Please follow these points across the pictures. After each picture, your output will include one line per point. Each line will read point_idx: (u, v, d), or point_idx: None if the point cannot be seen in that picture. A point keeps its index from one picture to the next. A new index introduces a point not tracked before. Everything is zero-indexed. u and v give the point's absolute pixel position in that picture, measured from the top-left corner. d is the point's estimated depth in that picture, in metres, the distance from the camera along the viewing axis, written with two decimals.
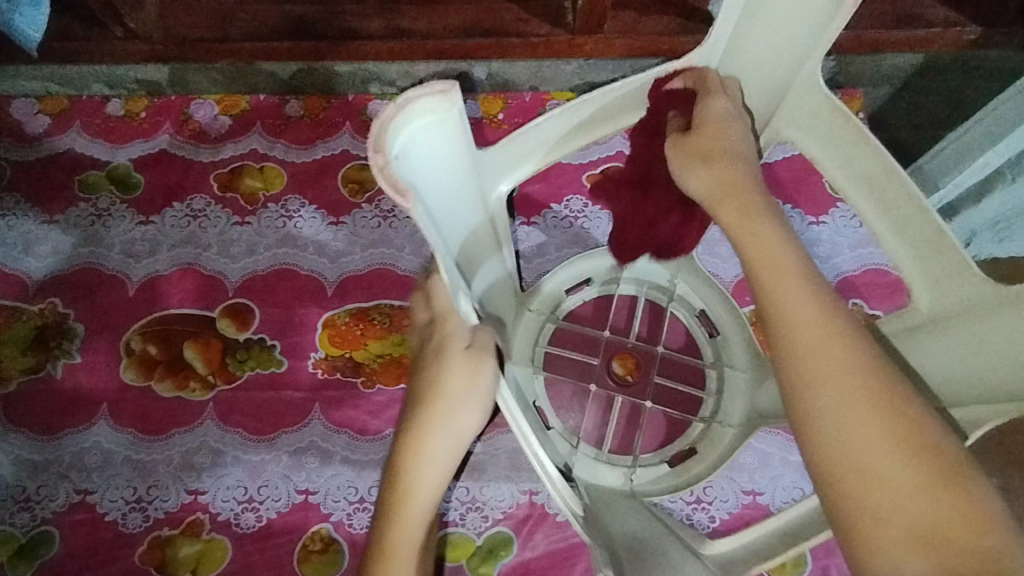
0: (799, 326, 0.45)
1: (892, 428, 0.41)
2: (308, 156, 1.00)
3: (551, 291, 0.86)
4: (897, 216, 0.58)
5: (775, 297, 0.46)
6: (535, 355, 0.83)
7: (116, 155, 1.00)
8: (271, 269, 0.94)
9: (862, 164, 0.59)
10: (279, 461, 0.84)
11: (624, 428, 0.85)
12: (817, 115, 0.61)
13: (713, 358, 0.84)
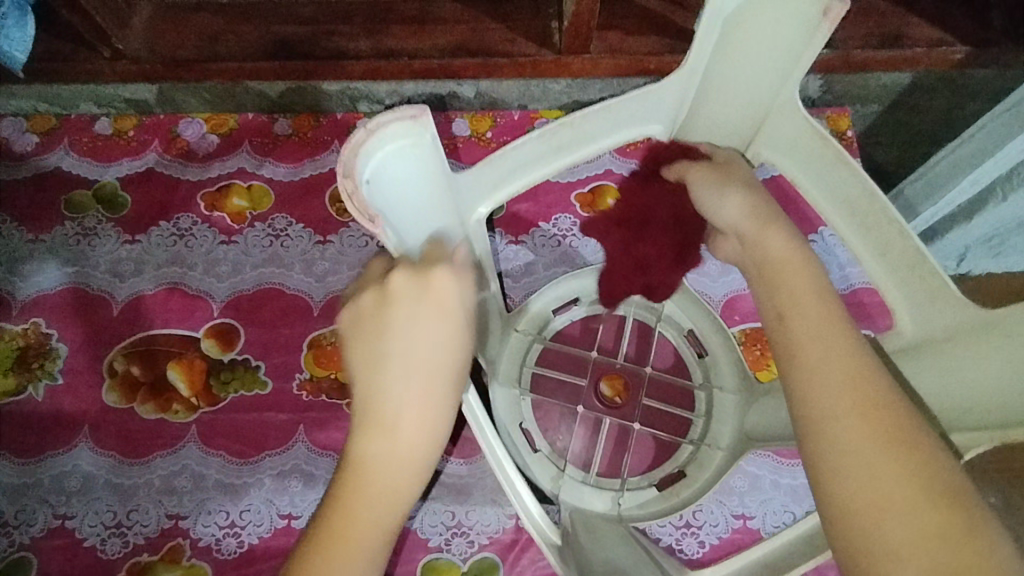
0: (808, 346, 0.47)
1: (894, 448, 0.42)
2: (295, 175, 0.99)
3: (538, 310, 0.86)
4: (879, 240, 0.60)
5: (786, 320, 0.49)
6: (522, 376, 0.83)
7: (103, 174, 1.00)
8: (257, 288, 0.93)
9: (843, 189, 0.60)
10: (262, 485, 0.83)
11: (613, 448, 0.83)
12: (798, 139, 0.64)
13: (703, 379, 0.83)
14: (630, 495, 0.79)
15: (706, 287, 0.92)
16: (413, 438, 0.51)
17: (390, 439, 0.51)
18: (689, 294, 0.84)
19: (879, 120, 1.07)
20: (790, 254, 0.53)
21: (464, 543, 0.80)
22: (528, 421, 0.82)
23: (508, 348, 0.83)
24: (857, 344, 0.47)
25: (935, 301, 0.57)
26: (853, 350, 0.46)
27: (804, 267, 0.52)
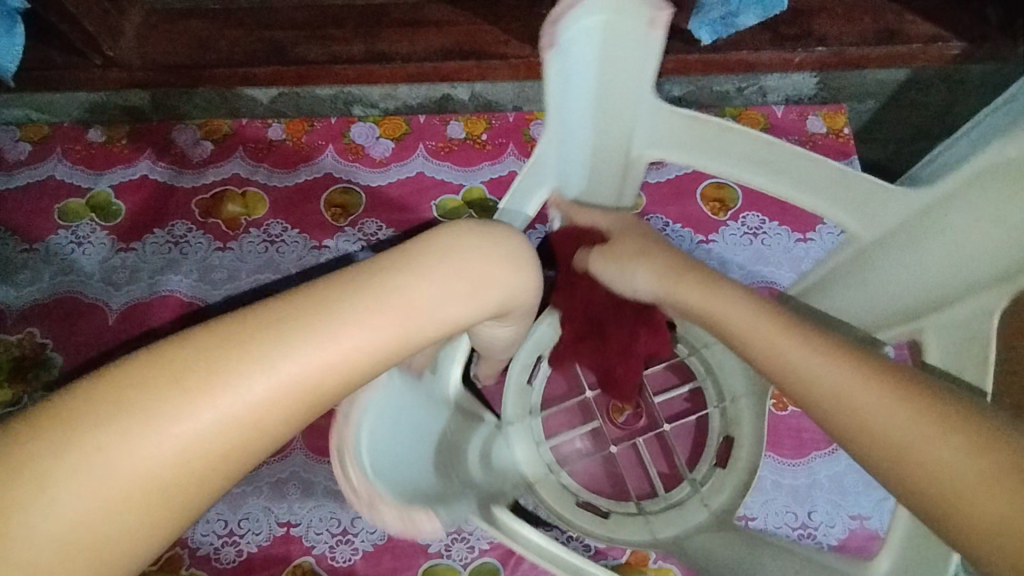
0: (770, 351, 0.49)
1: (887, 399, 0.44)
2: (290, 181, 0.99)
3: (516, 388, 0.81)
4: (798, 178, 0.64)
5: (735, 339, 0.52)
6: (542, 455, 0.79)
7: (97, 181, 0.99)
8: (254, 295, 0.93)
9: (783, 164, 0.64)
10: (260, 493, 0.82)
11: (662, 456, 0.82)
12: (709, 133, 0.66)
13: (688, 350, 0.83)
14: (696, 479, 0.78)
15: None
16: (386, 351, 0.42)
17: (371, 325, 0.41)
18: None
19: (876, 116, 1.06)
20: (704, 275, 0.57)
21: (465, 549, 0.80)
22: (581, 491, 0.79)
23: (517, 452, 0.79)
24: (791, 325, 0.50)
25: (882, 205, 0.61)
26: (795, 332, 0.49)
27: (723, 283, 0.55)
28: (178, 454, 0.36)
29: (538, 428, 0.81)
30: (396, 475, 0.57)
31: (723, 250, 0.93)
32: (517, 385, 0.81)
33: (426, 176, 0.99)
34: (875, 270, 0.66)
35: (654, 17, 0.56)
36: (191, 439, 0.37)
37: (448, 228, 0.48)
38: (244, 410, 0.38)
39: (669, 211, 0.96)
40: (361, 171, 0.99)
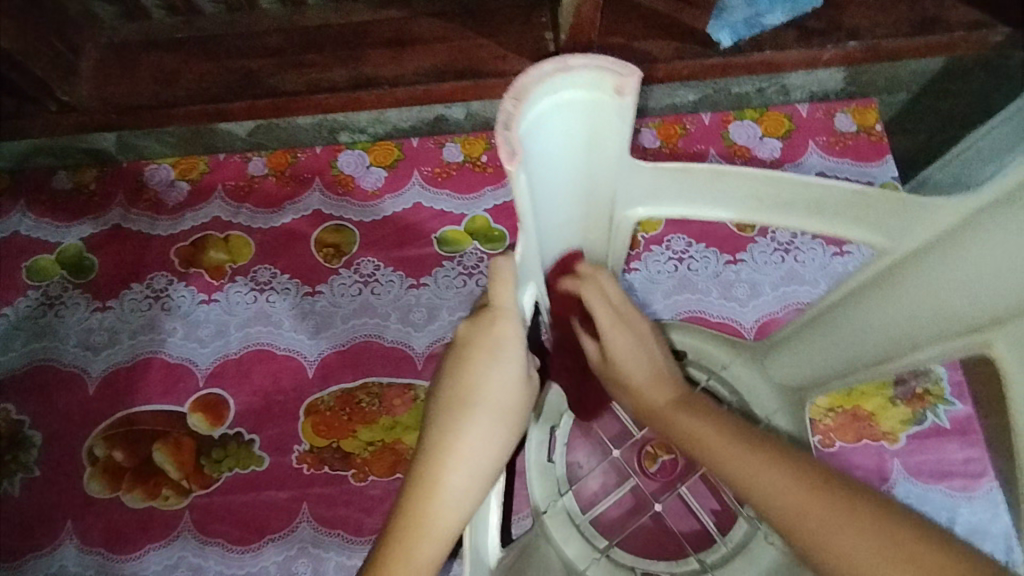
0: (705, 450, 0.54)
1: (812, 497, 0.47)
2: (276, 221, 0.91)
3: (538, 476, 0.74)
4: (808, 204, 0.58)
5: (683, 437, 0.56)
6: (586, 533, 0.72)
7: (66, 234, 0.91)
8: (244, 350, 0.85)
9: (824, 199, 0.57)
10: (267, 574, 0.75)
11: (710, 494, 0.76)
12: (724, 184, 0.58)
13: (704, 374, 0.76)
14: (748, 514, 0.69)
15: (734, 312, 0.84)
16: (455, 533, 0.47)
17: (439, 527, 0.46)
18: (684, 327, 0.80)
19: (908, 108, 0.97)
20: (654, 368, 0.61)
21: None
22: (637, 562, 0.71)
23: (562, 542, 0.70)
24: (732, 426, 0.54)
25: (921, 218, 0.55)
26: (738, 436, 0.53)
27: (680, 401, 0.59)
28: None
29: (571, 503, 0.73)
30: None
31: (752, 271, 0.85)
32: (539, 465, 0.74)
33: (424, 206, 0.90)
34: (900, 289, 0.57)
35: (622, 82, 0.47)
36: None
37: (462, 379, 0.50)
38: None
39: (691, 229, 0.88)
40: (352, 206, 0.91)
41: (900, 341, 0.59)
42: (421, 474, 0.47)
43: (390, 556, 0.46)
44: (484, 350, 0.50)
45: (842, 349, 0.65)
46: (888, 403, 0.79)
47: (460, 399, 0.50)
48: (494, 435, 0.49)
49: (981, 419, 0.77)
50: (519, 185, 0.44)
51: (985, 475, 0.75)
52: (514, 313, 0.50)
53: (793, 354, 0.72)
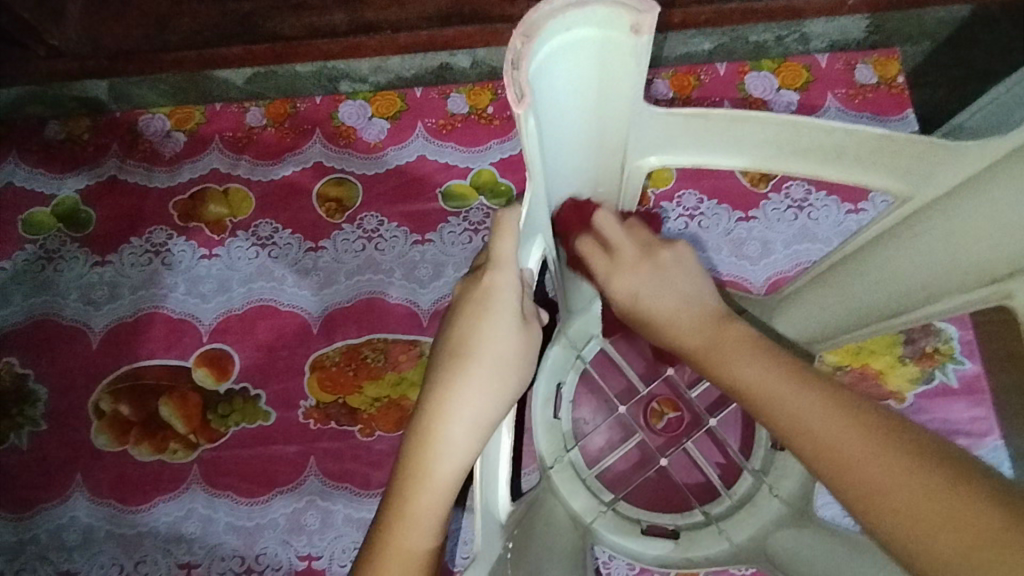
0: (821, 440, 0.40)
1: (966, 514, 0.34)
2: (276, 174, 0.88)
3: (544, 432, 0.74)
4: (828, 154, 0.54)
5: (790, 426, 0.41)
6: (592, 488, 0.73)
7: (61, 186, 0.89)
8: (248, 306, 0.84)
9: (846, 144, 0.53)
10: (276, 526, 0.76)
11: (715, 449, 0.76)
12: (743, 131, 0.54)
13: None
14: (753, 467, 0.71)
15: (745, 271, 0.82)
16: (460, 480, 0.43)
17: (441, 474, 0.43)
18: None
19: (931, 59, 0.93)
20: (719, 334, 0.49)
21: None
22: (642, 515, 0.73)
23: (568, 496, 0.72)
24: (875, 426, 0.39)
25: (949, 163, 0.50)
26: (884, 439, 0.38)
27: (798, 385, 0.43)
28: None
29: (577, 458, 0.74)
30: None
31: (765, 228, 0.84)
32: (545, 421, 0.74)
33: (428, 159, 0.88)
34: (917, 240, 0.54)
35: (639, 21, 0.42)
36: None
37: (455, 331, 0.46)
38: None
39: (703, 185, 0.85)
40: (354, 159, 0.88)
41: (915, 291, 0.56)
42: (414, 429, 0.44)
43: (389, 512, 0.43)
44: (474, 299, 0.46)
45: (854, 305, 0.62)
46: (896, 361, 0.79)
47: (453, 349, 0.46)
48: (493, 389, 0.45)
49: (990, 378, 0.77)
50: (527, 127, 0.41)
51: (990, 432, 0.75)
52: (511, 260, 0.45)
53: (801, 310, 0.68)
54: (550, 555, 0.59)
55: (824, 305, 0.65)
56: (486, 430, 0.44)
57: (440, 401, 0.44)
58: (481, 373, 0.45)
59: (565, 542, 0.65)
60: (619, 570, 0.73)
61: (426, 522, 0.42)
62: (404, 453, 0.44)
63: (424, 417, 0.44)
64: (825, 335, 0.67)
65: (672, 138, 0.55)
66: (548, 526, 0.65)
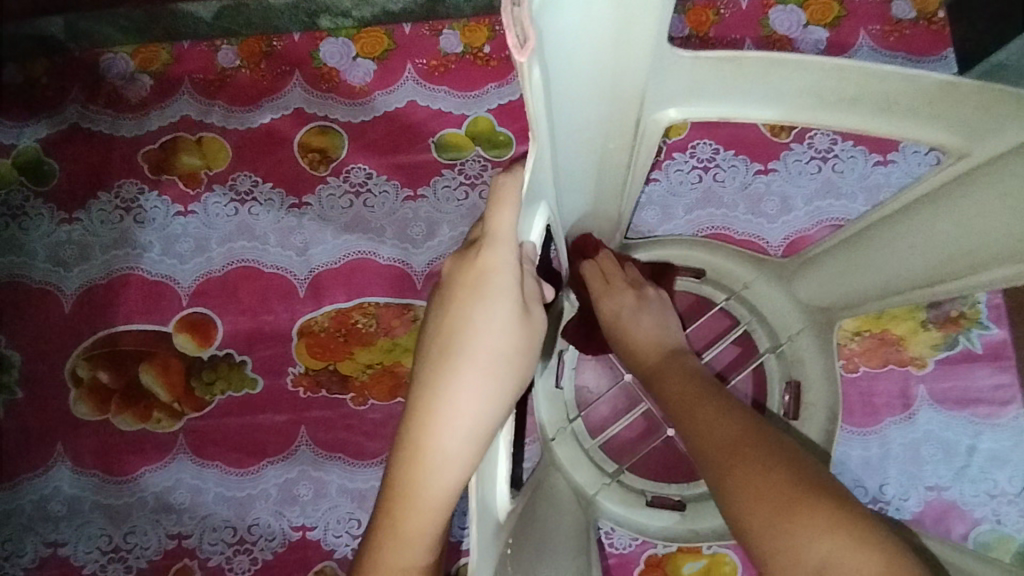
0: (715, 436, 0.51)
1: (806, 504, 0.45)
2: (253, 121, 0.81)
3: (546, 403, 0.71)
4: (879, 103, 0.48)
5: (696, 427, 0.53)
6: (595, 459, 0.71)
7: (20, 135, 0.82)
8: (228, 267, 0.78)
9: (893, 90, 0.47)
10: (269, 496, 0.74)
11: None
12: (784, 78, 0.48)
13: (724, 293, 0.72)
14: None
15: (762, 229, 0.76)
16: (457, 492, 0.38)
17: (436, 489, 0.38)
18: (702, 240, 0.74)
19: None
20: (667, 360, 0.61)
21: None
22: (647, 486, 0.71)
23: (571, 468, 0.69)
24: (757, 446, 0.49)
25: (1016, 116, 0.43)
26: (757, 455, 0.48)
27: (708, 404, 0.54)
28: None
29: (581, 429, 0.71)
30: None
31: (785, 182, 0.77)
32: (547, 391, 0.71)
33: (419, 105, 0.80)
34: (965, 203, 0.48)
35: None
36: None
37: (446, 322, 0.40)
38: None
39: (719, 134, 0.78)
40: (338, 104, 0.80)
41: (954, 261, 0.50)
42: (400, 439, 0.39)
43: (379, 528, 0.39)
44: (469, 284, 0.40)
45: (883, 273, 0.55)
46: (919, 327, 0.74)
47: (445, 342, 0.39)
48: (488, 391, 0.39)
49: (1015, 344, 0.73)
50: (530, 74, 0.33)
51: (1012, 402, 0.72)
52: (509, 238, 0.39)
53: (823, 275, 0.64)
54: (553, 537, 0.56)
55: None
56: (483, 440, 0.38)
57: (428, 409, 0.38)
58: (476, 373, 0.38)
59: (566, 519, 0.62)
60: (622, 541, 0.70)
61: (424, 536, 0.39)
62: (393, 463, 0.39)
63: (412, 425, 0.38)
64: (853, 301, 0.63)
65: (694, 86, 0.49)
66: (551, 503, 0.62)
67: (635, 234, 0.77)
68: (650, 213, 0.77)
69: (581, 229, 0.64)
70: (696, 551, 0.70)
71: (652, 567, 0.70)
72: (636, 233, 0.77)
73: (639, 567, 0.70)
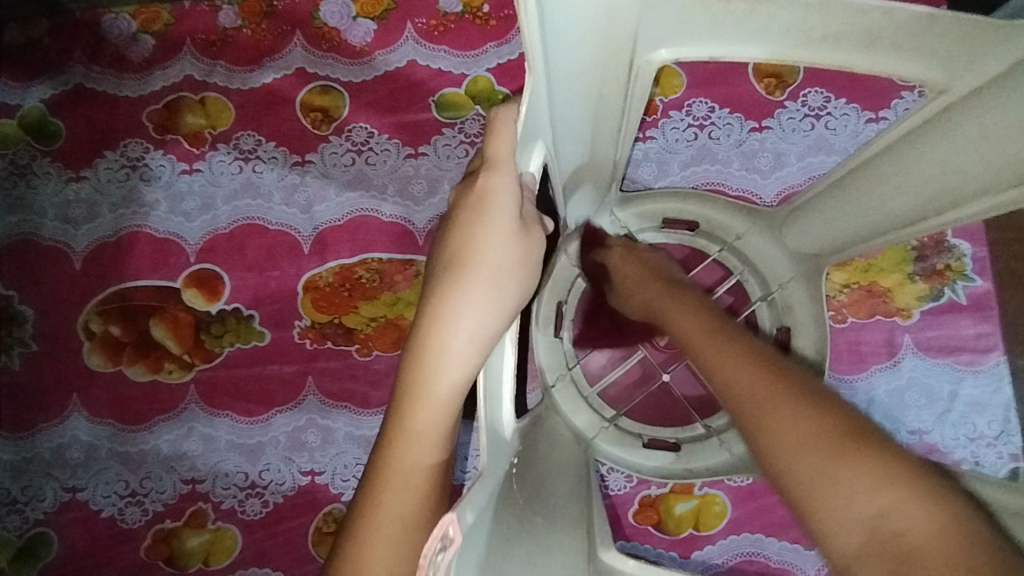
0: (744, 383, 0.45)
1: (860, 456, 0.38)
2: (255, 81, 0.82)
3: (547, 352, 0.73)
4: (860, 40, 0.49)
5: (722, 374, 0.47)
6: (594, 404, 0.73)
7: (25, 95, 0.83)
8: (234, 224, 0.80)
9: (880, 25, 0.47)
10: (278, 443, 0.77)
11: None
12: (769, 16, 0.48)
13: (716, 245, 0.74)
14: None
15: (755, 185, 0.78)
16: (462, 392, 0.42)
17: (442, 388, 0.41)
18: (697, 192, 0.76)
19: None
20: (682, 304, 0.56)
21: None
22: (644, 430, 0.74)
23: (571, 413, 0.72)
24: (789, 384, 0.44)
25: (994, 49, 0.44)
26: (788, 393, 0.43)
27: (728, 340, 0.49)
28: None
29: (580, 376, 0.74)
30: None
31: (778, 139, 0.79)
32: (547, 340, 0.74)
33: (419, 64, 0.81)
34: (946, 138, 0.49)
35: None
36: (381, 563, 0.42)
37: (454, 241, 0.45)
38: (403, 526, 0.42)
39: (715, 92, 0.80)
40: (339, 64, 0.82)
41: (940, 196, 0.52)
42: (411, 345, 0.43)
43: (390, 430, 0.42)
44: (471, 205, 0.44)
45: (871, 214, 0.58)
46: (906, 279, 0.76)
47: (453, 258, 0.44)
48: (492, 298, 0.43)
49: (999, 295, 0.75)
50: (526, 6, 0.35)
51: (994, 349, 0.75)
52: (508, 160, 0.42)
53: (812, 223, 0.65)
54: (553, 471, 0.59)
55: (839, 217, 0.61)
56: (486, 342, 0.42)
57: (436, 314, 0.42)
58: (478, 282, 0.43)
59: (565, 458, 0.65)
60: (617, 482, 0.75)
61: (431, 434, 0.42)
62: (404, 367, 0.43)
63: (423, 331, 0.42)
64: (839, 247, 0.65)
65: (687, 28, 0.49)
66: (551, 441, 0.65)
67: (631, 190, 0.79)
68: (646, 170, 0.79)
69: (578, 181, 0.65)
70: (688, 492, 0.74)
71: (645, 507, 0.75)
72: (632, 189, 0.79)
73: (633, 508, 0.75)
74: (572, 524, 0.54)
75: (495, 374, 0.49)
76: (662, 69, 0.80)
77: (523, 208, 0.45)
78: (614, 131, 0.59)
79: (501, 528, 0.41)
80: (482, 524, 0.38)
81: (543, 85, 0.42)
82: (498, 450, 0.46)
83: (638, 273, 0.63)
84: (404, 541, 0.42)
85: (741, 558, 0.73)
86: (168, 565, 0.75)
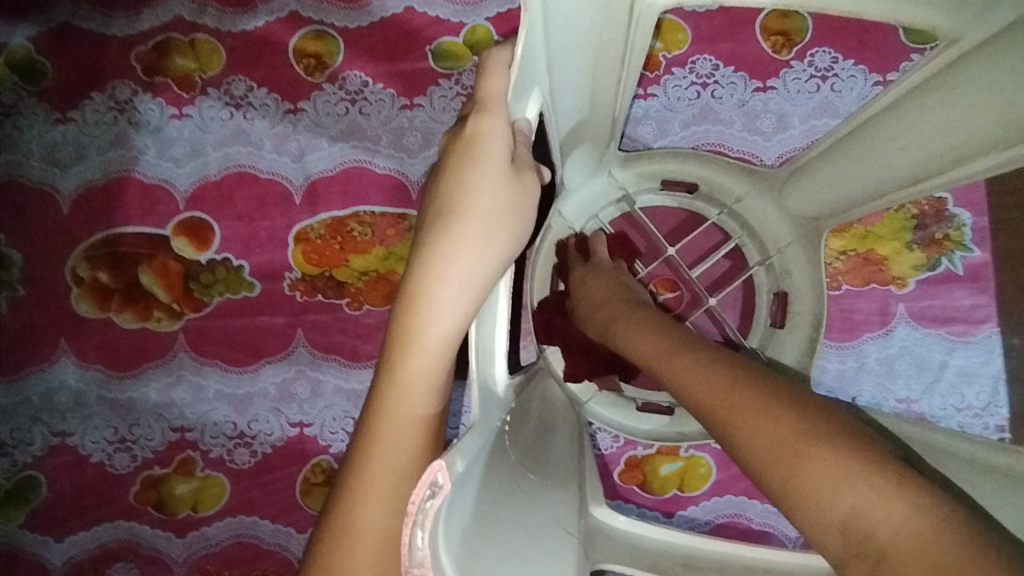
0: (701, 385, 0.44)
1: (821, 447, 0.36)
2: (247, 24, 0.79)
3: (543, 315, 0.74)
4: None
5: (681, 378, 0.46)
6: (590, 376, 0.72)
7: (10, 33, 0.80)
8: (225, 172, 0.79)
9: None
10: (267, 394, 0.77)
11: (714, 328, 0.76)
12: None
13: (716, 208, 0.74)
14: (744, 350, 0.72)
15: (756, 146, 0.77)
16: (453, 345, 0.41)
17: (435, 340, 0.41)
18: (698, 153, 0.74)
19: None
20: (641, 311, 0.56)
21: None
22: (639, 393, 0.73)
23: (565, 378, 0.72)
24: (753, 379, 0.42)
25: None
26: (752, 386, 0.41)
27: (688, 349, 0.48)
28: (387, 535, 0.41)
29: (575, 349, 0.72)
30: (491, 539, 0.37)
31: (783, 100, 0.77)
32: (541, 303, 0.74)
33: (416, 11, 0.78)
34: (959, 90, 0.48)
35: None
36: (374, 517, 0.41)
37: (447, 190, 0.44)
38: (396, 479, 0.41)
39: (720, 50, 0.77)
40: (334, 9, 0.79)
41: (946, 155, 0.51)
42: (402, 293, 0.42)
43: (382, 380, 0.42)
44: (463, 152, 0.43)
45: (873, 173, 0.58)
46: (903, 247, 0.76)
47: (445, 206, 0.43)
48: (482, 245, 0.42)
49: (996, 267, 0.74)
50: None
51: (987, 322, 0.74)
52: (499, 101, 0.42)
53: (814, 186, 0.64)
54: (543, 428, 0.59)
55: (840, 177, 0.60)
56: (478, 290, 0.41)
57: (427, 263, 0.42)
58: (469, 229, 0.42)
59: (557, 418, 0.64)
60: (605, 442, 0.76)
61: (422, 386, 0.41)
62: (394, 315, 0.42)
63: (413, 281, 0.42)
64: (840, 211, 0.63)
65: None
66: (544, 399, 0.65)
67: (629, 148, 0.77)
68: (646, 128, 0.78)
69: (578, 137, 0.63)
70: (674, 453, 0.75)
71: (631, 468, 0.75)
72: (631, 147, 0.77)
73: (618, 468, 0.75)
74: (562, 480, 0.54)
75: (490, 331, 0.48)
76: (665, 23, 0.78)
77: (515, 152, 0.44)
78: (614, 84, 0.57)
79: (491, 481, 0.41)
80: (472, 473, 0.38)
81: (539, 25, 0.40)
82: (490, 406, 0.46)
83: (601, 286, 0.62)
84: (398, 493, 0.41)
85: (724, 520, 0.74)
86: (157, 510, 0.76)
